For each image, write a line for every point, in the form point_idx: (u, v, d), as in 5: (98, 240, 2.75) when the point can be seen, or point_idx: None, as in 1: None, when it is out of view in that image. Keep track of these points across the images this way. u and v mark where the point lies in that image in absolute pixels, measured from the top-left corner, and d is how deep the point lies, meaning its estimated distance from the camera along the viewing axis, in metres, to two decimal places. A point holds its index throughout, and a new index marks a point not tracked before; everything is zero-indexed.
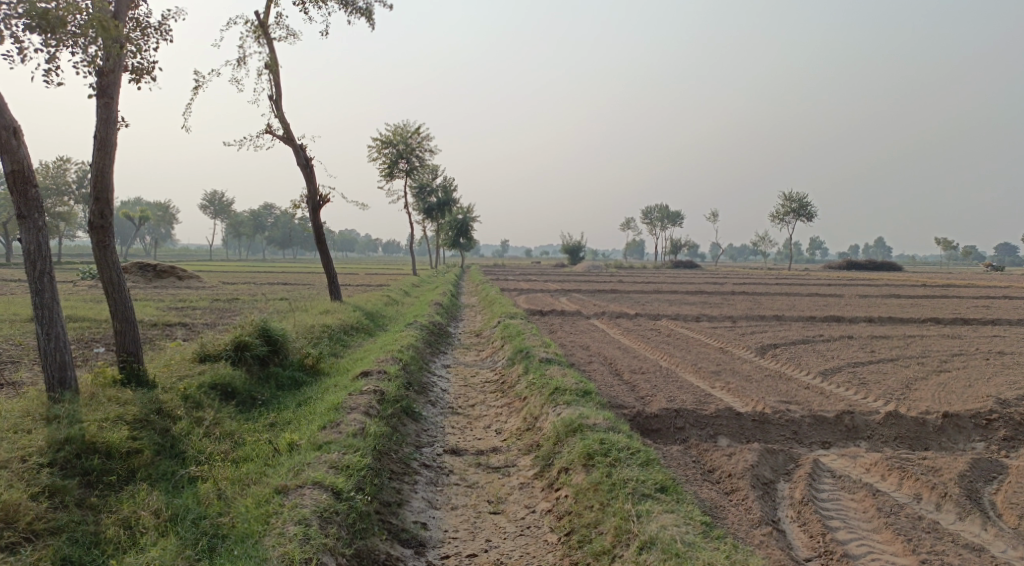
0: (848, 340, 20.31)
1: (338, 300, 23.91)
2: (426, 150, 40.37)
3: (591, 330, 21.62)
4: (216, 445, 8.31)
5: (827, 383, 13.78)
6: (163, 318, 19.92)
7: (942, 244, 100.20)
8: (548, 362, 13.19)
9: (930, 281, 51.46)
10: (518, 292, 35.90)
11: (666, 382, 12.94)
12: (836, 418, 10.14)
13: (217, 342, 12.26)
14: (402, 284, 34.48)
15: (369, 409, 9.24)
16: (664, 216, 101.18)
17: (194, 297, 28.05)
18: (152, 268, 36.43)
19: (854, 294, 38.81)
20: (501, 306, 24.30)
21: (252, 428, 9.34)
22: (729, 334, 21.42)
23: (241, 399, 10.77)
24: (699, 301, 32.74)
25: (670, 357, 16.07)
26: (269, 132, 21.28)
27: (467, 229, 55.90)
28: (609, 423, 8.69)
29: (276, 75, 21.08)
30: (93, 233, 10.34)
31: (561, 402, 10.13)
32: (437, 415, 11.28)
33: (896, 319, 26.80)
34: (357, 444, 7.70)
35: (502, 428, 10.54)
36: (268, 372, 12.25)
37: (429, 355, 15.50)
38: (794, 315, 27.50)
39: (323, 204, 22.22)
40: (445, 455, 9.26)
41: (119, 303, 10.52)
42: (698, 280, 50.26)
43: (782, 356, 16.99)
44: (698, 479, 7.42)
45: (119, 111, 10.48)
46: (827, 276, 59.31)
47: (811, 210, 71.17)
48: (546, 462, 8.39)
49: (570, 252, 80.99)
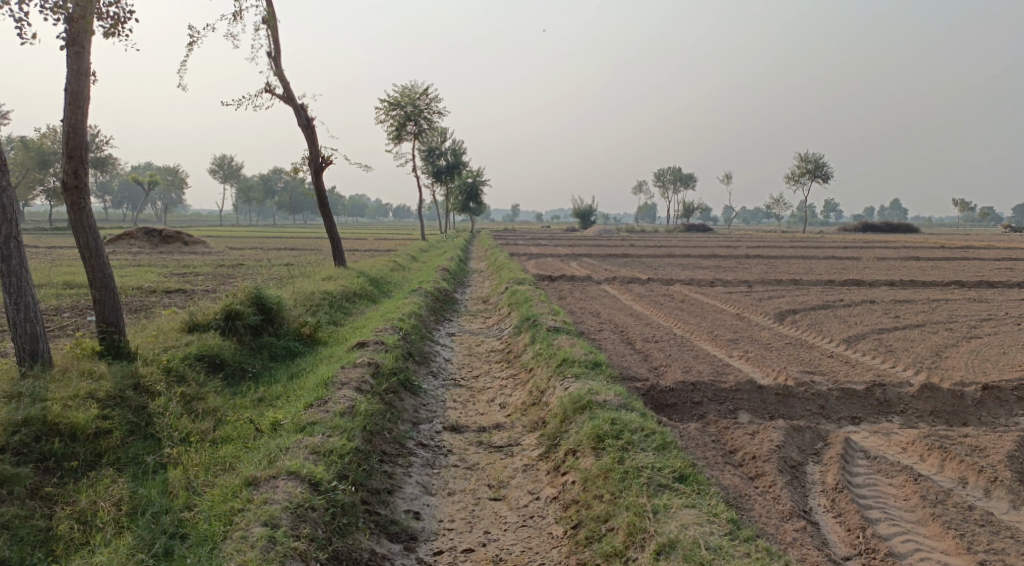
0: (871, 305, 19.49)
1: (341, 266, 23.18)
2: (434, 111, 39.27)
3: (602, 295, 20.92)
4: (195, 424, 7.69)
5: (852, 352, 13.02)
6: (163, 284, 19.36)
7: (959, 206, 98.36)
8: (556, 331, 12.47)
9: (948, 243, 50.24)
10: (527, 256, 35.10)
11: (681, 352, 12.25)
12: (867, 391, 9.41)
13: (206, 311, 11.58)
14: (409, 249, 33.88)
15: (361, 385, 8.55)
16: (677, 178, 99.63)
17: (197, 263, 27.46)
18: (158, 233, 35.87)
19: (872, 257, 37.79)
20: (510, 271, 23.52)
21: (238, 404, 8.71)
22: (746, 300, 20.61)
23: (230, 372, 10.13)
24: (712, 266, 31.82)
25: (684, 324, 15.35)
26: (269, 92, 20.42)
27: (477, 193, 55.02)
28: (621, 398, 7.98)
29: (273, 31, 20.14)
30: (67, 195, 9.60)
31: (569, 375, 9.43)
32: (438, 387, 10.63)
33: (919, 283, 25.83)
34: (344, 425, 7.02)
35: (506, 402, 9.86)
36: (261, 343, 11.59)
37: (433, 322, 14.86)
38: (813, 280, 26.58)
39: (324, 166, 21.41)
40: (445, 432, 8.59)
41: (97, 270, 9.83)
42: (710, 243, 49.41)
43: (803, 322, 16.20)
44: (719, 463, 6.73)
45: (91, 63, 9.69)
46: (843, 238, 57.99)
47: (828, 171, 69.51)
48: (552, 443, 7.71)
49: (581, 216, 79.97)
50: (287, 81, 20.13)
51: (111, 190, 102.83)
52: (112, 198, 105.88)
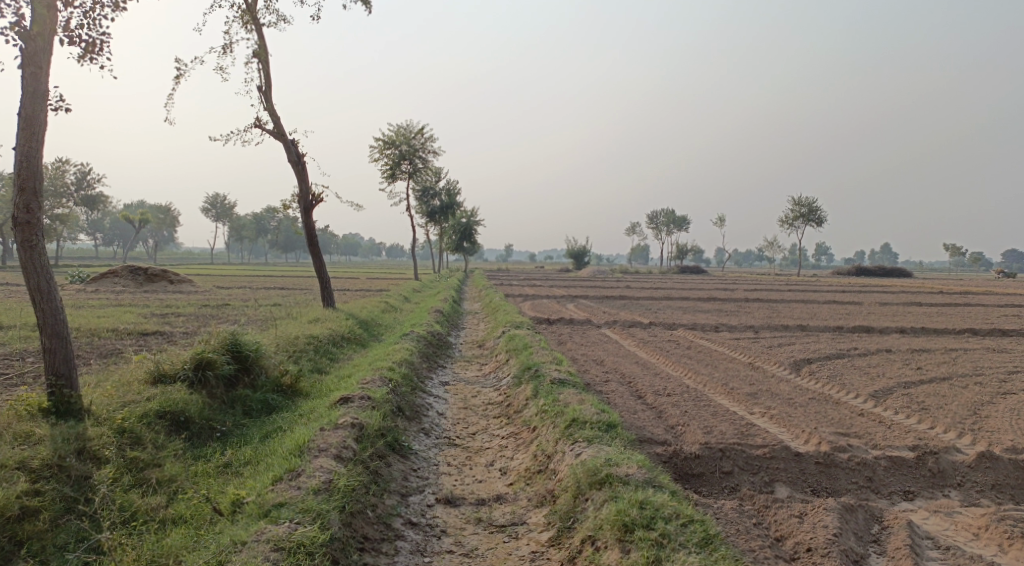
0: (888, 354, 18.42)
1: (330, 307, 22.07)
2: (429, 151, 38.57)
3: (604, 341, 19.84)
4: (142, 499, 6.54)
5: (882, 409, 11.92)
6: (141, 325, 18.17)
7: (950, 250, 98.52)
8: (561, 383, 11.31)
9: (945, 289, 49.67)
10: (523, 298, 34.12)
11: (698, 408, 11.12)
12: (918, 459, 8.33)
13: (175, 359, 10.41)
14: (402, 290, 32.81)
15: (342, 451, 7.40)
16: (671, 221, 99.31)
17: (182, 303, 26.25)
18: (143, 271, 34.70)
19: (873, 302, 36.93)
20: (506, 313, 22.47)
21: (200, 472, 7.54)
22: (756, 347, 19.54)
23: (196, 431, 8.95)
24: (714, 310, 30.78)
25: (695, 375, 14.23)
26: (258, 126, 19.54)
27: (471, 233, 54.17)
28: (645, 472, 6.83)
29: (264, 64, 19.36)
30: (17, 230, 8.46)
31: (580, 439, 8.28)
32: (430, 447, 9.47)
33: (930, 330, 24.82)
34: (317, 507, 5.98)
35: (508, 467, 8.69)
36: (235, 396, 10.41)
37: (425, 370, 13.71)
38: (820, 325, 25.52)
39: (314, 204, 20.43)
40: (438, 507, 7.41)
41: (47, 316, 8.66)
42: (706, 286, 48.56)
43: (822, 373, 15.12)
44: (770, 558, 5.70)
45: (50, 85, 8.73)
46: (840, 283, 57.12)
47: (822, 214, 69.19)
48: (565, 525, 6.58)
49: (575, 256, 79.22)
50: (276, 116, 19.30)
51: (102, 226, 101.92)
52: (103, 235, 104.63)
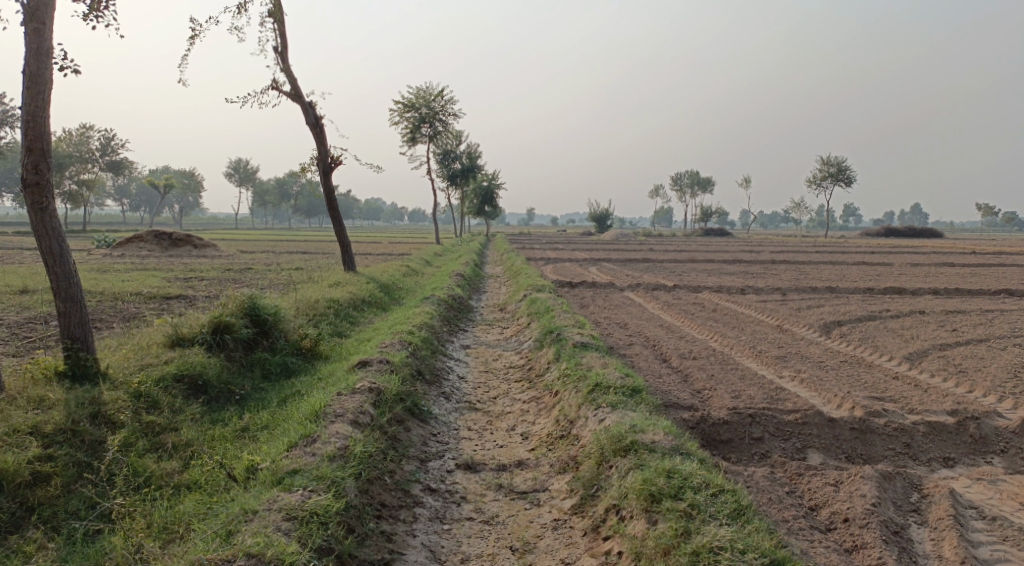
0: (922, 316, 17.88)
1: (352, 271, 21.92)
2: (450, 113, 38.00)
3: (628, 304, 19.50)
4: (156, 464, 6.41)
5: (917, 372, 11.53)
6: (164, 289, 18.15)
7: (982, 209, 96.22)
8: (584, 347, 11.03)
9: (978, 249, 48.50)
10: (545, 261, 33.79)
11: (725, 372, 10.81)
12: (958, 426, 7.96)
13: (192, 322, 10.25)
14: (424, 253, 32.61)
15: (359, 417, 7.19)
16: (695, 182, 97.82)
17: (205, 267, 26.23)
18: (168, 236, 34.79)
19: (904, 263, 36.04)
20: (528, 276, 22.19)
21: (217, 436, 7.40)
22: (783, 309, 19.08)
23: (214, 395, 8.81)
24: (740, 272, 30.24)
25: (722, 338, 13.89)
26: (276, 88, 19.21)
27: (493, 196, 53.67)
28: (672, 438, 6.55)
29: (280, 24, 18.95)
30: (28, 191, 8.28)
31: (603, 404, 8.01)
32: (450, 412, 9.27)
33: (964, 291, 24.14)
34: (331, 474, 5.83)
35: (529, 433, 8.47)
36: (254, 360, 10.26)
37: (446, 334, 13.52)
38: (850, 287, 24.94)
39: (334, 166, 20.14)
40: (457, 473, 7.21)
41: (60, 278, 8.50)
42: (732, 248, 47.79)
43: (852, 336, 14.69)
44: (805, 530, 5.45)
45: (54, 41, 8.48)
46: (870, 243, 55.87)
47: (851, 174, 67.63)
48: (589, 492, 6.35)
49: (597, 219, 78.49)
50: (294, 77, 18.94)
51: (128, 192, 102.75)
52: (130, 201, 105.48)
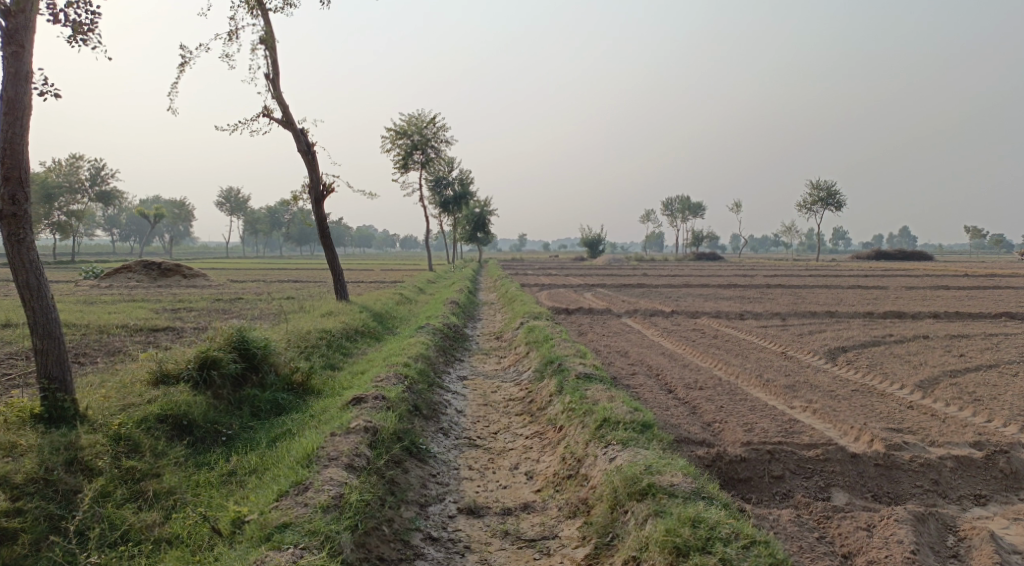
0: (926, 341, 17.55)
1: (344, 300, 21.45)
2: (442, 140, 37.83)
3: (626, 331, 19.09)
4: (135, 515, 5.96)
5: (931, 401, 11.12)
6: (151, 321, 17.62)
7: (970, 231, 96.89)
8: (587, 378, 10.59)
9: (970, 271, 48.41)
10: (539, 287, 33.41)
11: (734, 403, 10.38)
12: (986, 459, 7.56)
13: (178, 358, 9.76)
14: (417, 281, 32.23)
15: (355, 460, 6.74)
16: (685, 207, 98.05)
17: (194, 298, 25.72)
18: (156, 266, 34.26)
19: (900, 286, 35.80)
20: (524, 303, 21.79)
21: (201, 482, 6.90)
22: (785, 335, 18.71)
23: (199, 436, 8.31)
24: (736, 297, 29.93)
25: (726, 366, 13.49)
26: (266, 115, 18.90)
27: (485, 223, 53.42)
28: (691, 480, 6.13)
29: (271, 51, 18.70)
30: (4, 223, 7.84)
31: (613, 441, 7.57)
32: (449, 449, 8.81)
33: (964, 315, 23.86)
34: (325, 528, 5.49)
35: (534, 472, 8.02)
36: (242, 397, 9.78)
37: (442, 364, 13.08)
38: (849, 311, 24.62)
39: (325, 194, 19.79)
40: (460, 518, 6.75)
41: (37, 314, 8.03)
42: (726, 273, 47.48)
43: (859, 362, 14.30)
44: None
45: (32, 66, 8.11)
46: (862, 267, 55.78)
47: (841, 198, 67.84)
48: (604, 541, 5.96)
49: (589, 245, 78.38)
50: (285, 104, 18.65)
51: (118, 222, 102.18)
52: (119, 232, 104.87)
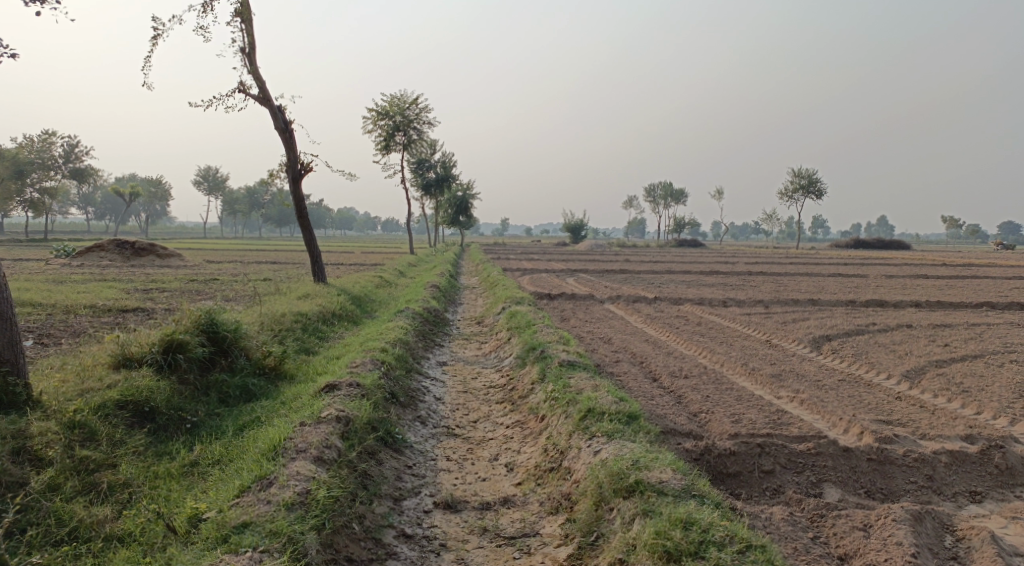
0: (910, 330, 17.40)
1: (322, 282, 20.94)
2: (424, 121, 37.19)
3: (609, 318, 18.79)
4: (85, 511, 5.56)
5: (919, 392, 10.91)
6: (121, 301, 17.03)
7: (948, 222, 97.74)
8: (571, 366, 10.25)
9: (948, 261, 48.75)
10: (521, 272, 32.98)
11: (721, 393, 10.08)
12: (981, 455, 7.32)
13: (142, 340, 9.26)
14: (397, 264, 31.77)
15: (324, 453, 6.34)
16: (668, 194, 97.93)
17: (168, 278, 25.04)
18: (130, 245, 33.43)
19: (880, 275, 35.80)
20: (506, 288, 21.41)
21: (161, 473, 6.46)
22: (769, 323, 18.51)
23: (162, 423, 7.86)
24: (718, 283, 29.77)
25: (711, 354, 13.22)
26: (242, 91, 18.28)
27: (468, 206, 52.87)
28: (681, 476, 5.82)
29: (247, 24, 18.04)
30: None
31: (597, 433, 7.23)
32: (426, 439, 8.43)
33: (945, 304, 23.82)
34: (289, 529, 5.14)
35: (515, 463, 7.67)
36: (209, 382, 9.31)
37: (421, 350, 12.68)
38: (832, 300, 24.51)
39: (303, 173, 19.22)
40: (436, 513, 6.39)
41: None
42: (708, 259, 47.39)
43: (844, 352, 14.09)
44: None
45: None
46: (843, 255, 55.91)
47: (822, 186, 67.97)
48: (588, 541, 5.66)
49: (572, 230, 78.08)
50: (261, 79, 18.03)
51: (93, 200, 100.34)
52: (95, 210, 103.01)
